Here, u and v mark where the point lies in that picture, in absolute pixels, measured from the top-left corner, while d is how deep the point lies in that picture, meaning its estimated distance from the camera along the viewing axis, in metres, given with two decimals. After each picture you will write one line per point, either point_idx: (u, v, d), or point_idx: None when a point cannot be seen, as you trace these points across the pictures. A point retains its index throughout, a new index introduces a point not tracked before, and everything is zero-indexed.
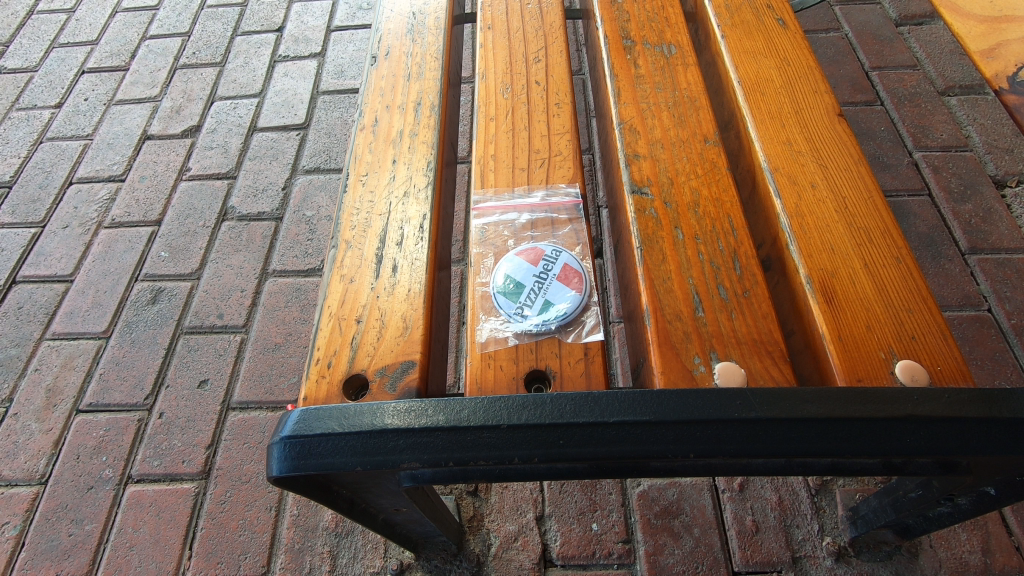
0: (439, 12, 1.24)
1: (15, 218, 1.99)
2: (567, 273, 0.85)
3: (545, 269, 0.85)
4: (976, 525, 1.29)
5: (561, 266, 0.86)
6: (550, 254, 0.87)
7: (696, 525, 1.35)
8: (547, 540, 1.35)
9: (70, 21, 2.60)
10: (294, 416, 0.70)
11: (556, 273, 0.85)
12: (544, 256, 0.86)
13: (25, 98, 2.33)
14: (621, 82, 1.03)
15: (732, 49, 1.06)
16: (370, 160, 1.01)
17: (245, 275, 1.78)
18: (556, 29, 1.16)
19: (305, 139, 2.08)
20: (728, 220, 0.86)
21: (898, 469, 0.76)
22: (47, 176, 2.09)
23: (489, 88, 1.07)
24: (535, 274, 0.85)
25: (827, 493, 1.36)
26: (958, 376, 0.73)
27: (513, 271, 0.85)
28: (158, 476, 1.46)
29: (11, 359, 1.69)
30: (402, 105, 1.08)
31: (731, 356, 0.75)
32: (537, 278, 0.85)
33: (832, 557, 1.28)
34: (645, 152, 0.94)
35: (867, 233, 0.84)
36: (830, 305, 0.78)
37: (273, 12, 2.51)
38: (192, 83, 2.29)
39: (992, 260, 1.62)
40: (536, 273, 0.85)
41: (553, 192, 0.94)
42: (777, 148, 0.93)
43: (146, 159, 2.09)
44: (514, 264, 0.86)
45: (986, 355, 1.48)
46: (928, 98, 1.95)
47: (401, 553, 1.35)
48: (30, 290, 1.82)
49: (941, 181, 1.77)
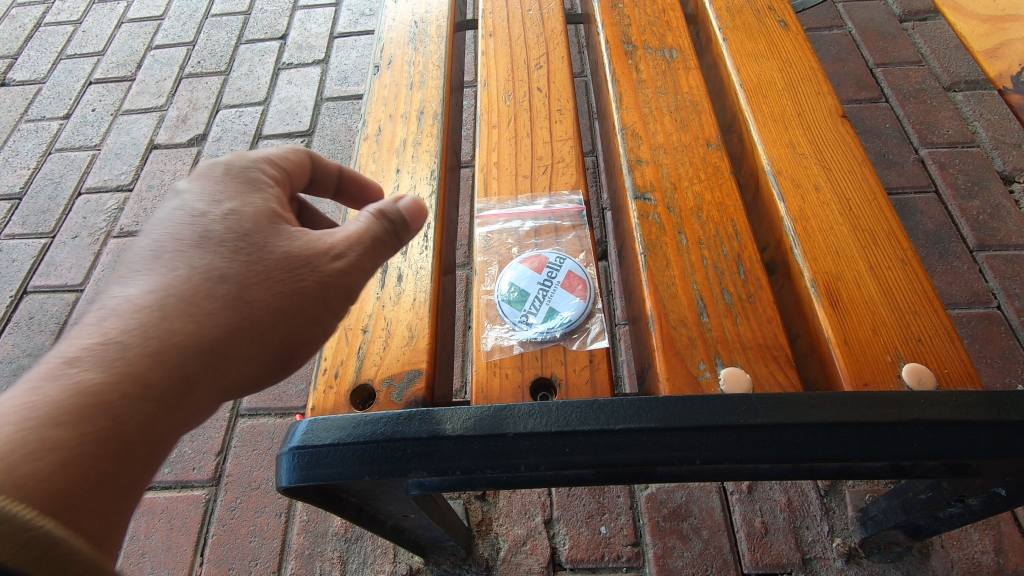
0: (440, 19, 1.25)
1: (25, 229, 2.01)
2: (572, 280, 0.86)
3: (549, 276, 0.86)
4: (987, 525, 1.28)
5: (564, 273, 0.86)
6: (554, 261, 0.87)
7: (705, 527, 1.34)
8: (555, 544, 1.35)
9: (76, 32, 2.63)
10: (302, 426, 0.71)
11: (560, 280, 0.86)
12: (548, 264, 0.87)
13: (33, 110, 2.36)
14: (623, 87, 1.03)
15: (734, 51, 1.06)
16: (374, 169, 1.02)
17: None
18: (557, 35, 1.16)
19: (310, 145, 2.10)
20: (731, 224, 0.86)
21: (906, 472, 0.76)
22: (56, 186, 2.11)
23: (491, 95, 1.08)
24: (539, 281, 0.86)
25: (837, 494, 1.36)
26: (965, 378, 0.73)
27: (516, 279, 0.86)
28: (169, 483, 1.47)
29: (24, 368, 1.71)
30: (406, 114, 1.09)
31: (737, 361, 0.75)
32: (542, 285, 0.85)
33: (842, 558, 1.28)
34: (648, 156, 0.94)
35: (872, 236, 0.84)
36: (836, 308, 0.78)
37: (277, 19, 2.53)
38: (198, 92, 2.31)
39: (1000, 257, 1.61)
40: (540, 280, 0.86)
41: (556, 199, 0.94)
42: (779, 151, 0.93)
43: (153, 168, 2.11)
44: (518, 272, 0.87)
45: (996, 352, 1.47)
46: (934, 94, 1.94)
47: (410, 558, 1.36)
48: (41, 299, 1.84)
49: (948, 178, 1.76)
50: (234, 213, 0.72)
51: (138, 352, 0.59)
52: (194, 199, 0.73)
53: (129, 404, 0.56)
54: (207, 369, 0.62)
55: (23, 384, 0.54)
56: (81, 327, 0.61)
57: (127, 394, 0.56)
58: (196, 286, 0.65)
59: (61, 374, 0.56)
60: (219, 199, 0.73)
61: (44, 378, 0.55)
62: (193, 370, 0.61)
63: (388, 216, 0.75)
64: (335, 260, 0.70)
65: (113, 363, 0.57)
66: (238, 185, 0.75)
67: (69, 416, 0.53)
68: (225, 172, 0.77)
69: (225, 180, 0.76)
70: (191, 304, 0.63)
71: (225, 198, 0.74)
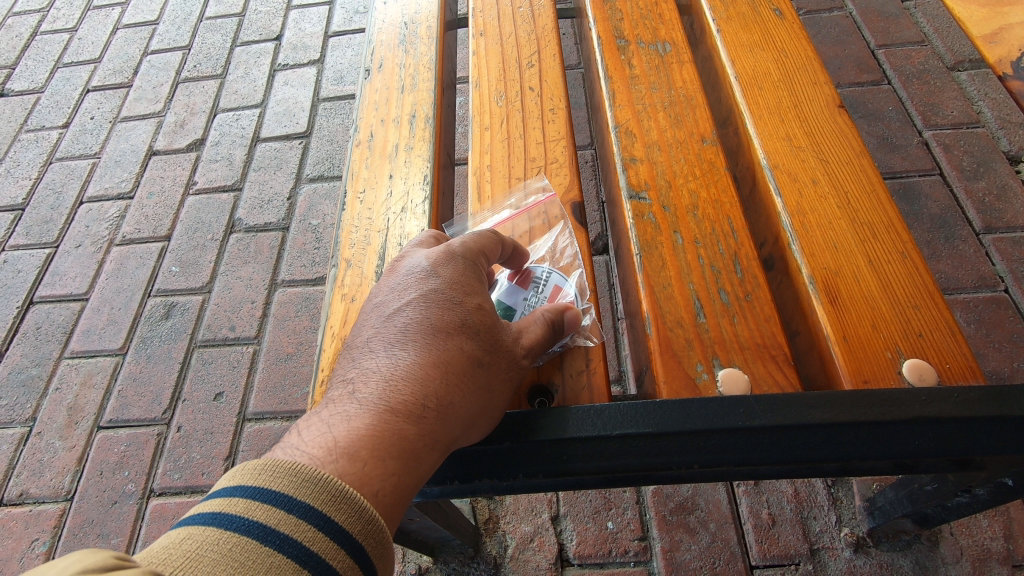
0: (430, 20, 1.24)
1: (29, 239, 2.02)
2: (557, 294, 0.85)
3: (535, 291, 0.86)
4: (998, 511, 1.27)
5: (551, 287, 0.86)
6: (540, 275, 0.87)
7: (712, 519, 1.34)
8: (562, 540, 1.36)
9: (73, 40, 2.63)
10: None
11: (547, 295, 0.85)
12: (535, 278, 0.86)
13: (33, 120, 2.36)
14: (616, 83, 1.02)
15: (728, 42, 1.04)
16: (367, 176, 1.02)
17: (254, 286, 1.80)
18: (548, 32, 1.15)
19: (308, 147, 2.09)
20: (727, 221, 0.85)
21: (909, 468, 0.75)
22: (58, 196, 2.12)
23: (483, 96, 1.07)
24: (525, 296, 0.85)
25: (843, 484, 1.35)
26: (967, 373, 0.72)
27: (504, 297, 0.85)
28: (179, 488, 1.49)
29: (32, 378, 1.72)
30: (397, 119, 1.08)
31: (734, 362, 0.74)
32: (528, 301, 0.85)
33: (850, 548, 1.28)
34: (642, 154, 0.93)
35: (871, 228, 0.83)
36: (834, 305, 0.77)
37: (271, 20, 2.52)
38: (195, 96, 2.31)
39: (1007, 239, 1.59)
40: (526, 295, 0.85)
41: (527, 194, 0.95)
42: (776, 144, 0.91)
43: (153, 175, 2.11)
44: (504, 287, 0.86)
45: (1004, 336, 1.45)
46: (937, 74, 1.91)
47: (419, 557, 1.37)
48: (47, 309, 1.86)
49: (953, 160, 1.74)
50: (484, 309, 0.70)
51: (431, 410, 0.61)
52: (446, 284, 0.70)
53: (418, 469, 0.59)
54: (468, 434, 0.64)
55: (347, 430, 0.58)
56: (373, 374, 0.64)
57: (420, 455, 0.60)
58: (467, 359, 0.66)
59: (373, 419, 0.59)
60: (468, 290, 0.70)
61: (359, 426, 0.59)
62: (459, 434, 0.63)
63: (557, 324, 0.76)
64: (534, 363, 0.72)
65: (416, 418, 0.60)
66: (473, 282, 0.72)
67: (384, 477, 0.56)
68: (462, 264, 0.73)
69: (462, 270, 0.72)
70: (466, 373, 0.65)
71: (471, 290, 0.71)
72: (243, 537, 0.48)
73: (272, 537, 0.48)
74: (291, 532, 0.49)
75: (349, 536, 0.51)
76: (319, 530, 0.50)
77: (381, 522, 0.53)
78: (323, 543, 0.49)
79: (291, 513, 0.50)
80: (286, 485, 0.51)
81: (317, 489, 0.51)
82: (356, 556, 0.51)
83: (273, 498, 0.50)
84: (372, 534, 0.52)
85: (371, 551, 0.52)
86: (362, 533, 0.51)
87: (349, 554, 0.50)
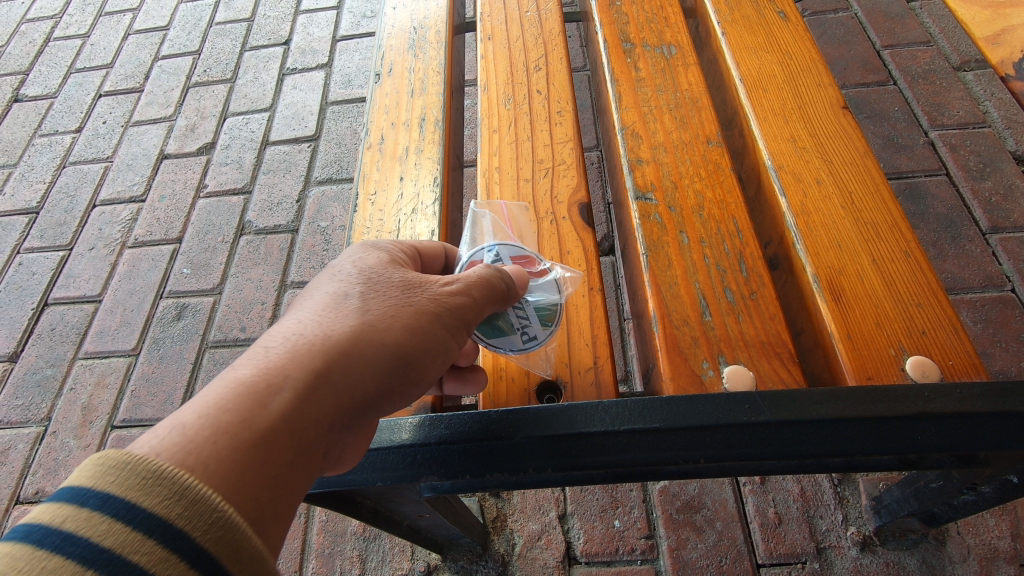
0: (439, 24, 1.26)
1: (44, 242, 2.06)
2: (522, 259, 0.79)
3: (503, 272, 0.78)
4: (1004, 510, 1.28)
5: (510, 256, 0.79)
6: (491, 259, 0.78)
7: (718, 518, 1.35)
8: (570, 538, 1.37)
9: (85, 46, 2.67)
10: None
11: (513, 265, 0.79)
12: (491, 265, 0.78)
13: (46, 125, 2.40)
14: (621, 86, 1.03)
15: (733, 45, 1.06)
16: (378, 178, 1.04)
17: (265, 288, 1.83)
18: (555, 36, 1.17)
19: (316, 150, 2.12)
20: (732, 221, 0.87)
21: (914, 464, 0.76)
22: (71, 200, 2.15)
23: (491, 99, 1.09)
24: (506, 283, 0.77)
25: (850, 483, 1.36)
26: (970, 370, 0.73)
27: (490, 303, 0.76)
28: None
29: (48, 379, 1.75)
30: (407, 122, 1.10)
31: (740, 359, 0.76)
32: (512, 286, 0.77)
33: (857, 547, 1.29)
34: (648, 156, 0.94)
35: (875, 228, 0.84)
36: (839, 304, 0.78)
37: (280, 24, 2.55)
38: (205, 100, 2.34)
39: (1015, 239, 1.59)
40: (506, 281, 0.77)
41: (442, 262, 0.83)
42: (780, 145, 0.93)
43: (164, 178, 2.14)
44: None
45: (1011, 336, 1.45)
46: (943, 74, 1.91)
47: (428, 554, 1.39)
48: (61, 311, 1.89)
49: (959, 160, 1.74)
50: (359, 265, 0.67)
51: (280, 351, 0.56)
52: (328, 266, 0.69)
53: (265, 412, 0.52)
54: (347, 375, 0.57)
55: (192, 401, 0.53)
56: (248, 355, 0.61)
57: (264, 397, 0.52)
58: (337, 303, 0.61)
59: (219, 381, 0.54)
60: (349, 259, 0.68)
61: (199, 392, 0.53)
62: (329, 372, 0.56)
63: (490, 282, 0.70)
64: (438, 298, 0.65)
65: (261, 363, 0.55)
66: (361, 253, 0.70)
67: (215, 429, 0.49)
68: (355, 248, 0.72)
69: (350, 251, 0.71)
70: (326, 314, 0.60)
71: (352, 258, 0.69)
72: (14, 545, 0.39)
73: (53, 538, 0.40)
74: (78, 528, 0.40)
75: (160, 523, 0.42)
76: (116, 522, 0.41)
77: (210, 499, 0.44)
78: (121, 536, 0.41)
79: (83, 506, 0.41)
80: (82, 477, 0.42)
81: (123, 474, 0.43)
82: (171, 545, 0.41)
83: (62, 494, 0.42)
84: (194, 512, 0.43)
85: (189, 528, 0.42)
86: (182, 517, 0.43)
87: (159, 543, 0.41)
